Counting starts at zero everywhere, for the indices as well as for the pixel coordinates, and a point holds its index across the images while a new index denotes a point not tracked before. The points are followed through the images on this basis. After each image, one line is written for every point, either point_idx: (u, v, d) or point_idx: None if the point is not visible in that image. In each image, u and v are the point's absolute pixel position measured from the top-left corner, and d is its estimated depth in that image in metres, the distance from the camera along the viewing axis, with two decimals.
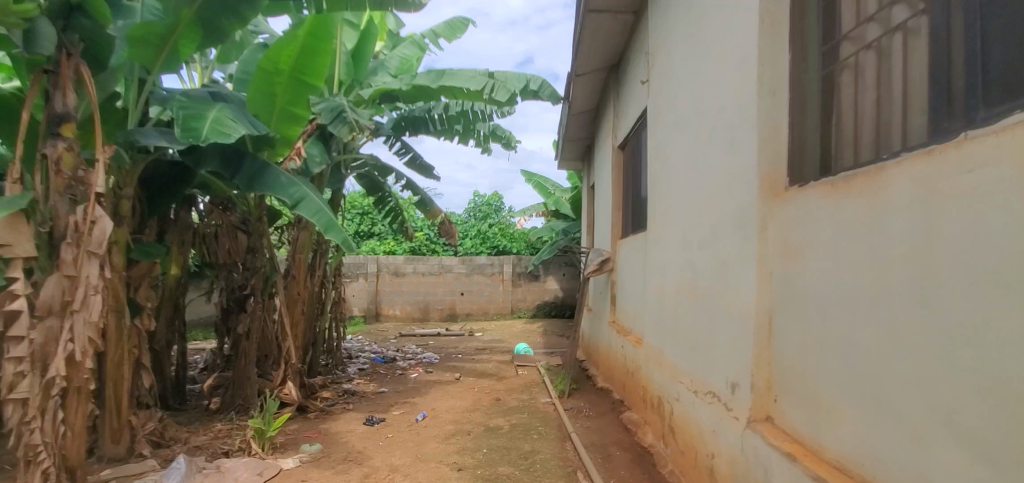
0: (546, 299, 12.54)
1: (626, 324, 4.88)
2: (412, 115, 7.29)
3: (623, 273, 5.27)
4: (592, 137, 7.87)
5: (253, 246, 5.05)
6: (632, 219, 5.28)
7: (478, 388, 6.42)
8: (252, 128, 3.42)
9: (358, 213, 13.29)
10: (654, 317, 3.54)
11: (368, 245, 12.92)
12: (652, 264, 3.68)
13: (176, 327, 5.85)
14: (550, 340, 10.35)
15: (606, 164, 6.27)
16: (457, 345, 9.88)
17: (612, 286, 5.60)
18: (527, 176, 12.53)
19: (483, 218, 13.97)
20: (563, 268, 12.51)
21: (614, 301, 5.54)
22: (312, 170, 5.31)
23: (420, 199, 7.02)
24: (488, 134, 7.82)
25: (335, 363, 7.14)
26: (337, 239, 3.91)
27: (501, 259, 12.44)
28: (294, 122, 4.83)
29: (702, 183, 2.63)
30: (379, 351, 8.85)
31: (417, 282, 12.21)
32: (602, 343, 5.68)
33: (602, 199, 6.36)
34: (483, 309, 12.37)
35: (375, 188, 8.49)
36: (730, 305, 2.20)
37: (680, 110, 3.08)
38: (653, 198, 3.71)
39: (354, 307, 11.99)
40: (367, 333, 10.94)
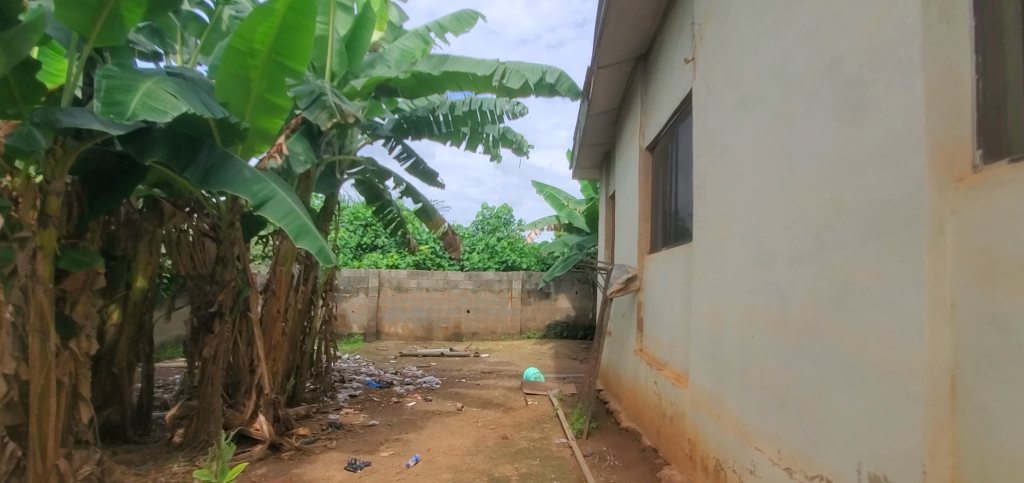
0: (557, 318, 11.76)
1: (659, 355, 4.12)
2: (415, 116, 6.64)
3: (653, 294, 4.51)
4: (610, 141, 7.17)
5: (222, 256, 4.32)
6: (663, 232, 4.61)
7: (483, 422, 5.62)
8: (201, 108, 2.74)
9: (361, 226, 12.63)
10: (705, 352, 2.79)
11: (370, 257, 12.19)
12: (699, 285, 2.94)
13: (142, 348, 5.14)
14: (562, 364, 9.54)
15: (629, 169, 5.54)
16: (462, 367, 9.10)
17: (638, 308, 4.84)
18: (538, 187, 11.78)
19: (492, 231, 13.27)
20: (575, 285, 11.75)
21: (641, 326, 4.78)
22: (295, 170, 4.60)
23: (421, 208, 6.29)
24: (498, 138, 7.11)
25: (323, 390, 6.38)
26: (310, 247, 3.21)
27: (510, 275, 11.68)
28: (272, 113, 4.19)
29: (795, 174, 1.88)
30: (374, 374, 8.08)
31: (420, 298, 11.47)
32: (626, 375, 4.91)
33: (625, 209, 5.62)
34: (490, 329, 11.60)
35: (375, 195, 7.82)
36: (869, 349, 1.46)
37: (750, 83, 2.33)
38: (702, 202, 2.95)
39: (354, 324, 11.26)
40: (366, 353, 10.18)
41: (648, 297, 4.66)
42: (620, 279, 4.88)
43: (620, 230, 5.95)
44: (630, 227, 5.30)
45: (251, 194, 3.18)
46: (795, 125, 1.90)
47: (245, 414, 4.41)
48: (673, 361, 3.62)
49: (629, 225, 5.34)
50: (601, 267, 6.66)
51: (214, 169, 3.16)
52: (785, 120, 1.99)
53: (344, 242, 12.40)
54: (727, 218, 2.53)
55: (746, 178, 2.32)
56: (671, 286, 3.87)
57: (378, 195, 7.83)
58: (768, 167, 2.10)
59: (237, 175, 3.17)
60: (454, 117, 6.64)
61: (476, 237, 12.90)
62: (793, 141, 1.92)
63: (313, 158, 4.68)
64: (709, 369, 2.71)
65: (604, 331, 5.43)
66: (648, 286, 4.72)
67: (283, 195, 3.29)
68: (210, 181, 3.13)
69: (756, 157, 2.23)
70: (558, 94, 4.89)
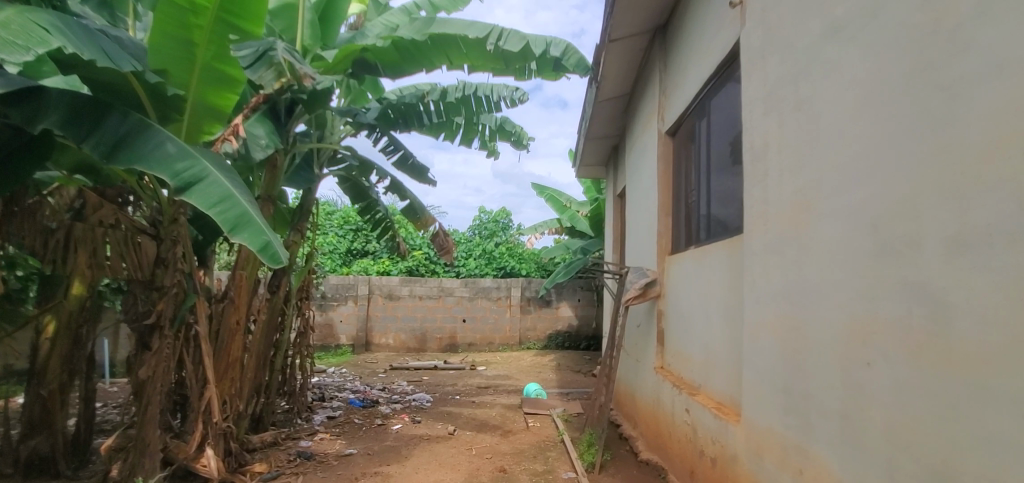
0: (558, 328, 11.03)
1: (687, 376, 3.41)
2: (402, 103, 5.88)
3: (678, 302, 3.80)
4: (619, 134, 6.51)
5: (162, 256, 3.58)
6: (690, 228, 3.89)
7: (478, 450, 4.87)
8: (71, 43, 2.27)
9: (351, 231, 11.90)
10: (770, 380, 2.08)
11: (360, 264, 11.44)
12: (756, 290, 2.24)
13: (79, 367, 4.40)
14: (565, 378, 8.81)
15: (644, 159, 4.82)
16: (456, 382, 8.35)
17: (656, 318, 4.13)
18: (538, 189, 11.13)
19: (489, 236, 12.57)
20: (578, 293, 11.04)
21: (662, 340, 4.06)
22: (255, 156, 3.87)
23: (408, 204, 5.55)
24: (495, 129, 6.45)
25: (296, 411, 5.62)
26: (251, 242, 2.50)
27: (508, 282, 10.96)
28: (224, 86, 3.47)
29: (971, 107, 1.18)
30: (358, 390, 7.30)
31: (413, 306, 10.73)
32: (647, 397, 4.16)
33: (639, 206, 4.92)
34: (487, 340, 10.85)
35: (361, 195, 7.06)
36: None
37: (849, 2, 1.65)
38: (758, 181, 2.27)
39: (342, 335, 10.50)
40: (353, 366, 9.42)
41: (672, 305, 3.94)
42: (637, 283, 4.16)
43: (631, 230, 5.25)
44: (646, 225, 4.60)
45: (173, 173, 2.46)
46: (964, 30, 1.20)
47: (191, 446, 3.67)
48: (712, 387, 2.91)
49: (645, 222, 4.64)
50: (610, 272, 5.95)
51: (127, 139, 2.48)
52: (934, 35, 1.30)
53: (333, 248, 11.67)
54: (811, 196, 1.84)
55: (851, 136, 1.62)
56: (704, 290, 3.17)
57: (365, 195, 7.07)
58: (899, 111, 1.41)
59: (157, 149, 2.47)
60: (446, 104, 5.94)
61: (472, 242, 12.17)
62: (959, 58, 1.22)
63: (278, 142, 3.98)
64: (779, 404, 2.00)
65: (615, 345, 4.70)
66: (670, 292, 4.01)
67: (219, 176, 2.58)
68: (119, 155, 2.42)
69: (869, 100, 1.54)
70: (564, 69, 4.16)
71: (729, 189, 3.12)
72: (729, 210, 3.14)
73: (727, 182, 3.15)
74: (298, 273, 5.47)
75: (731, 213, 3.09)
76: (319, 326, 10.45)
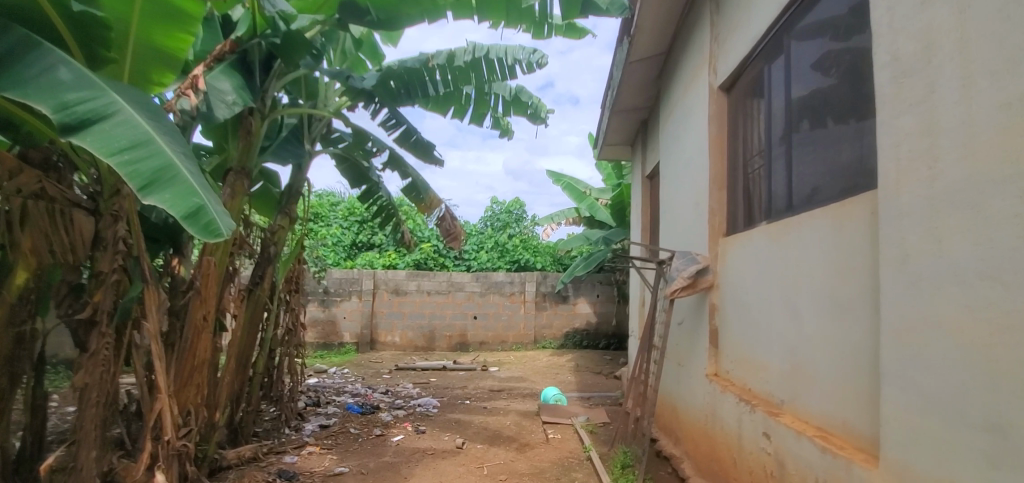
0: (575, 326, 10.27)
1: (759, 389, 2.66)
2: (406, 71, 5.10)
3: (741, 294, 3.04)
4: (650, 106, 5.76)
5: (99, 236, 2.90)
6: (754, 202, 3.13)
7: (492, 469, 4.14)
8: None
9: (357, 223, 11.23)
10: (957, 411, 1.34)
11: (365, 257, 10.72)
12: (910, 269, 1.50)
13: (22, 371, 3.74)
14: (585, 381, 8.06)
15: (686, 126, 4.04)
16: (466, 385, 7.64)
17: (708, 315, 3.36)
18: (554, 178, 10.39)
19: (502, 228, 11.85)
20: (596, 288, 10.29)
21: (716, 341, 3.30)
22: (219, 115, 3.19)
23: (410, 182, 4.83)
24: (511, 100, 5.72)
25: (284, 419, 4.93)
26: (161, 198, 1.98)
27: (522, 276, 10.23)
28: (174, 24, 2.75)
29: None
30: (360, 394, 6.61)
31: (421, 303, 10.04)
32: (697, 412, 3.40)
33: (679, 183, 4.16)
34: (499, 338, 10.14)
35: (362, 179, 6.28)
36: None
37: None
38: (913, 108, 1.52)
39: (345, 333, 9.82)
40: (356, 366, 8.74)
41: (730, 298, 3.18)
42: (685, 272, 3.29)
43: (669, 213, 4.49)
44: (689, 203, 3.84)
45: (75, 110, 2.00)
46: None
47: (137, 471, 2.99)
48: (808, 409, 2.15)
49: (687, 200, 3.88)
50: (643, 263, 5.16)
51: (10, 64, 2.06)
52: None
53: (337, 240, 10.99)
54: None
55: None
56: (783, 276, 2.44)
57: (365, 178, 6.29)
58: None
59: (55, 80, 2.04)
60: (454, 70, 5.19)
61: (484, 235, 11.43)
62: None
63: (251, 100, 3.30)
64: (980, 452, 1.26)
65: (653, 347, 3.93)
66: (726, 283, 3.24)
67: (135, 117, 2.10)
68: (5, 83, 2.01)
69: None
70: (593, 11, 3.46)
71: (823, 142, 2.36)
72: (818, 170, 2.39)
73: (819, 134, 2.39)
74: (283, 263, 4.75)
75: (822, 174, 2.35)
76: (321, 324, 9.79)
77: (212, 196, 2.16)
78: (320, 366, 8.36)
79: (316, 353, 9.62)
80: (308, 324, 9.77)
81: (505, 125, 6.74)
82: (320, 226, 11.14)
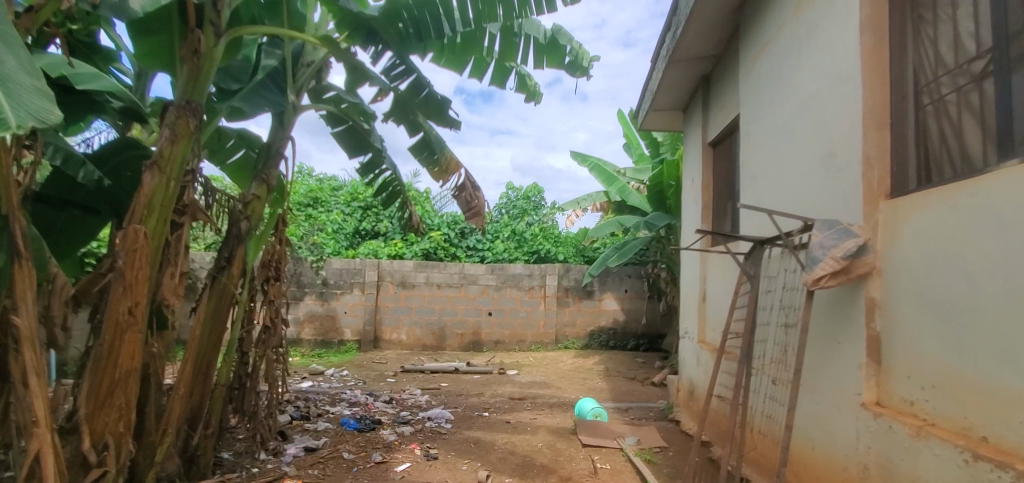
0: (601, 325, 9.17)
1: (1016, 444, 1.59)
2: (416, 2, 4.01)
3: (934, 279, 1.96)
4: (717, 55, 4.65)
5: None
6: (965, 143, 2.03)
7: None
8: None
9: (360, 209, 10.04)
10: None
11: (369, 245, 9.52)
12: None
13: None
14: (619, 388, 6.96)
15: (802, 52, 2.91)
16: (482, 391, 6.55)
17: (863, 318, 2.25)
18: (579, 158, 9.28)
19: (519, 216, 10.78)
20: (625, 282, 9.19)
21: (880, 357, 2.21)
22: None
23: (420, 139, 3.70)
24: (545, 45, 4.61)
25: (260, 442, 3.86)
26: None
27: (543, 269, 9.14)
28: None
29: None
30: (360, 404, 5.53)
31: (430, 297, 8.98)
32: (844, 461, 2.29)
33: (790, 134, 3.04)
34: (517, 337, 9.07)
35: (361, 148, 5.23)
36: None
37: None
38: None
39: (346, 330, 8.75)
40: (356, 367, 7.68)
41: (909, 294, 2.07)
42: (840, 252, 2.14)
43: (768, 180, 3.37)
44: (815, 156, 2.73)
45: None
46: None
47: None
48: None
49: (813, 153, 2.76)
50: (718, 248, 4.03)
51: None
52: None
53: (338, 227, 9.81)
54: None
55: None
56: None
57: (366, 147, 5.23)
58: None
59: None
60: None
61: (500, 223, 10.30)
62: None
63: None
64: None
65: (760, 361, 2.79)
66: (903, 269, 2.12)
67: None
68: None
69: None
70: None
71: None
72: None
73: None
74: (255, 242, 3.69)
75: None
76: (320, 319, 8.73)
77: (11, 67, 1.78)
78: (316, 368, 7.30)
79: (313, 352, 8.56)
80: (304, 319, 8.71)
81: (532, 87, 5.65)
82: (320, 212, 10.02)
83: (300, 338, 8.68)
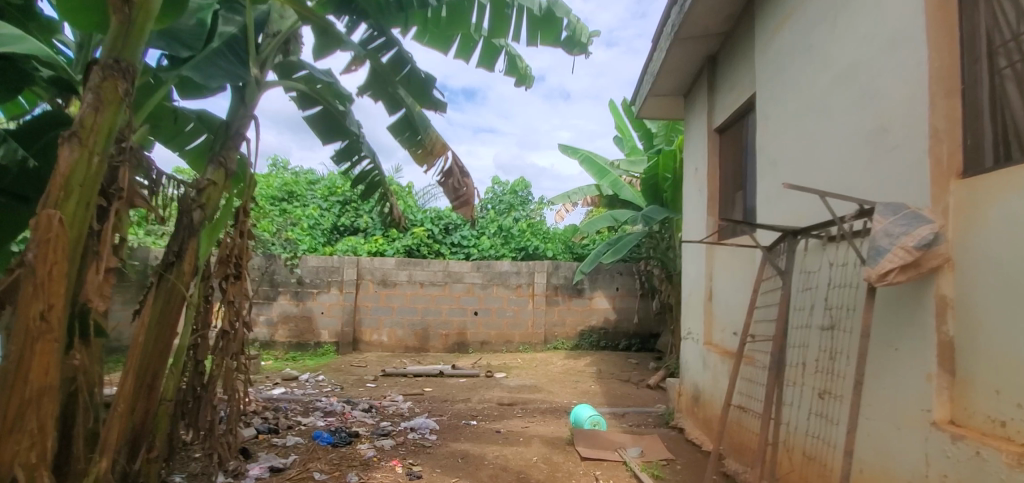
0: (591, 324, 8.81)
1: None
2: None
3: None
4: (726, 33, 4.28)
5: None
6: None
7: None
8: None
9: (339, 204, 9.48)
10: None
11: (347, 242, 8.93)
12: None
13: None
14: (613, 391, 6.59)
15: (841, 15, 2.54)
16: (469, 397, 6.13)
17: (932, 320, 1.89)
18: (569, 151, 8.89)
19: (505, 211, 10.36)
20: (616, 279, 8.83)
21: (954, 366, 1.85)
22: None
23: (400, 117, 3.24)
24: (540, 19, 4.17)
25: (217, 462, 3.38)
26: None
27: (531, 266, 8.74)
28: None
29: None
30: (336, 414, 5.05)
31: (413, 296, 8.51)
32: None
33: (824, 111, 2.68)
34: (504, 338, 8.66)
35: (338, 133, 4.75)
36: None
37: None
38: None
39: (323, 331, 8.24)
40: (333, 372, 7.18)
41: (991, 292, 1.71)
42: (912, 241, 1.78)
43: (793, 165, 3.01)
44: (861, 134, 2.37)
45: None
46: None
47: None
48: None
49: (857, 131, 2.40)
50: (732, 241, 3.65)
51: None
52: None
53: (314, 223, 9.21)
54: None
55: None
56: None
57: (344, 132, 4.75)
58: None
59: None
60: None
61: (486, 218, 9.83)
62: None
63: None
64: None
65: (796, 369, 2.42)
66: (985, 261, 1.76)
67: None
68: None
69: None
70: None
71: None
72: None
73: None
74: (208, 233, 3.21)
75: None
76: (295, 321, 8.20)
77: None
78: (290, 373, 6.79)
79: (288, 355, 8.02)
80: (277, 320, 8.16)
81: (523, 70, 5.23)
82: (296, 206, 9.44)
83: (273, 340, 8.13)
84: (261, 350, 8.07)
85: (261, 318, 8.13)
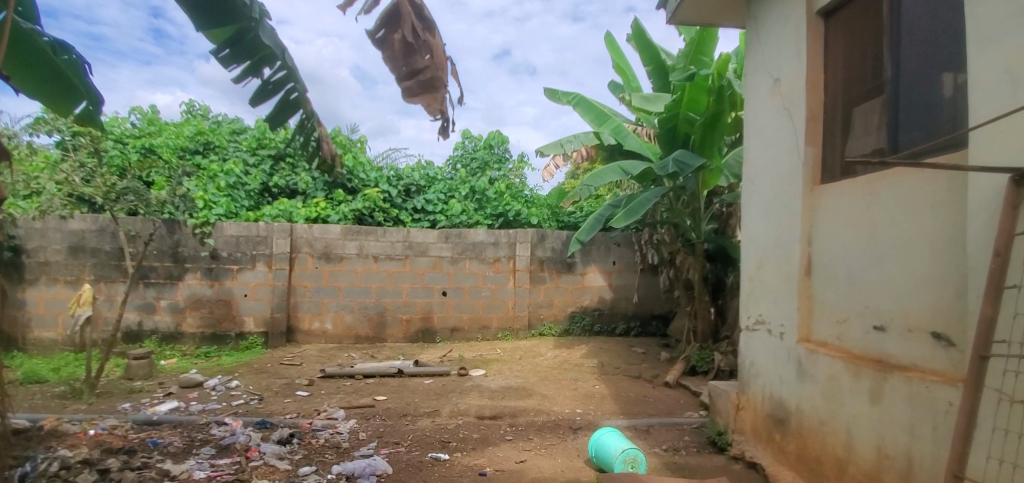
0: (583, 306, 7.28)
1: None
2: None
3: None
4: None
5: None
6: None
7: None
8: None
9: (270, 158, 7.50)
10: None
11: (278, 205, 7.01)
12: None
13: None
14: (625, 393, 5.08)
15: None
16: (437, 408, 4.49)
17: None
18: (554, 95, 7.07)
19: (479, 171, 8.63)
20: (614, 251, 7.30)
21: None
22: None
23: None
24: None
25: None
26: None
27: (511, 236, 7.12)
28: None
29: None
30: (234, 453, 3.35)
31: (364, 273, 6.76)
32: None
33: None
34: (480, 323, 7.04)
35: (212, 6, 2.99)
36: None
37: None
38: None
39: (246, 319, 6.40)
40: (254, 374, 5.39)
41: None
42: None
43: None
44: None
45: None
46: None
47: None
48: None
49: None
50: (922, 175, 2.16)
51: None
52: None
53: (235, 181, 7.17)
54: None
55: None
56: None
57: (219, 4, 3.00)
58: None
59: None
60: None
61: (456, 179, 8.04)
62: None
63: None
64: None
65: None
66: None
67: None
68: None
69: None
70: None
71: None
72: None
73: None
74: None
75: None
76: (209, 306, 6.33)
77: None
78: (191, 378, 4.99)
79: (198, 352, 6.18)
80: (185, 305, 6.28)
81: None
82: (212, 160, 7.41)
83: (180, 332, 6.26)
84: (164, 345, 6.20)
85: (162, 303, 6.24)
